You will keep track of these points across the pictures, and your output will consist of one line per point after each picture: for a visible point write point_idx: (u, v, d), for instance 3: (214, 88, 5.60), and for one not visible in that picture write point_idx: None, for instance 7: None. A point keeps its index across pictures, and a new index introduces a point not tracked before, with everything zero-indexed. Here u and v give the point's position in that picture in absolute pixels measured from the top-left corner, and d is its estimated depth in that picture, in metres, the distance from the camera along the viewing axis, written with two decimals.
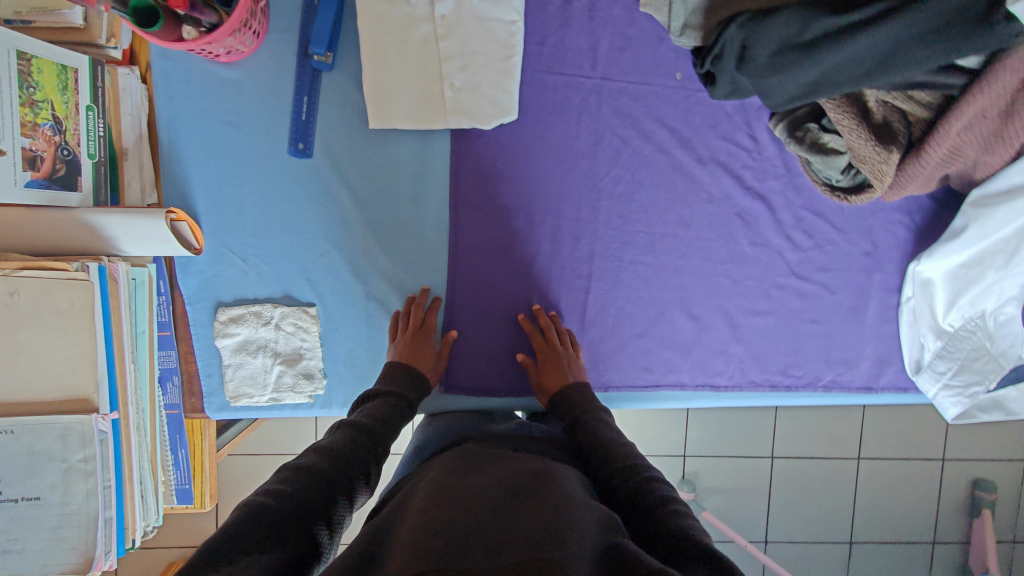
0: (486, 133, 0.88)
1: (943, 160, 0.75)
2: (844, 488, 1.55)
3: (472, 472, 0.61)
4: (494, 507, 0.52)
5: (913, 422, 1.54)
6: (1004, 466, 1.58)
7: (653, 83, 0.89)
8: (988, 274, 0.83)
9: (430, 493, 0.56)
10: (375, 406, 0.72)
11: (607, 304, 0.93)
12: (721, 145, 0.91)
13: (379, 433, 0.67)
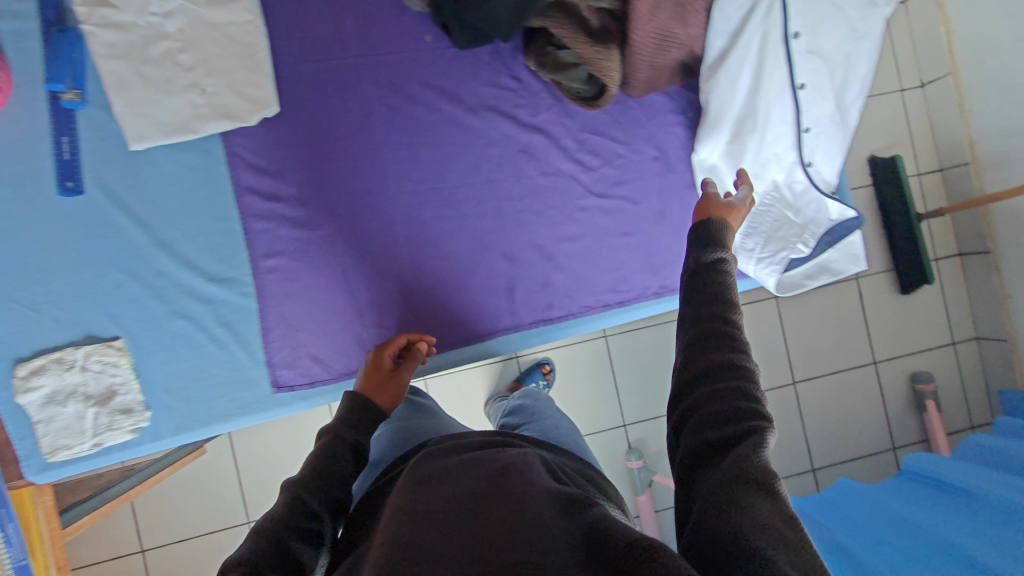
0: (256, 130, 0.90)
1: (657, 44, 0.80)
2: (787, 416, 1.56)
3: (445, 476, 0.53)
4: (473, 522, 0.45)
5: (832, 332, 1.57)
6: (936, 355, 1.60)
7: (407, 51, 0.94)
8: (750, 140, 0.87)
9: (401, 508, 0.49)
10: (329, 449, 0.64)
11: (420, 264, 0.94)
12: (486, 92, 0.96)
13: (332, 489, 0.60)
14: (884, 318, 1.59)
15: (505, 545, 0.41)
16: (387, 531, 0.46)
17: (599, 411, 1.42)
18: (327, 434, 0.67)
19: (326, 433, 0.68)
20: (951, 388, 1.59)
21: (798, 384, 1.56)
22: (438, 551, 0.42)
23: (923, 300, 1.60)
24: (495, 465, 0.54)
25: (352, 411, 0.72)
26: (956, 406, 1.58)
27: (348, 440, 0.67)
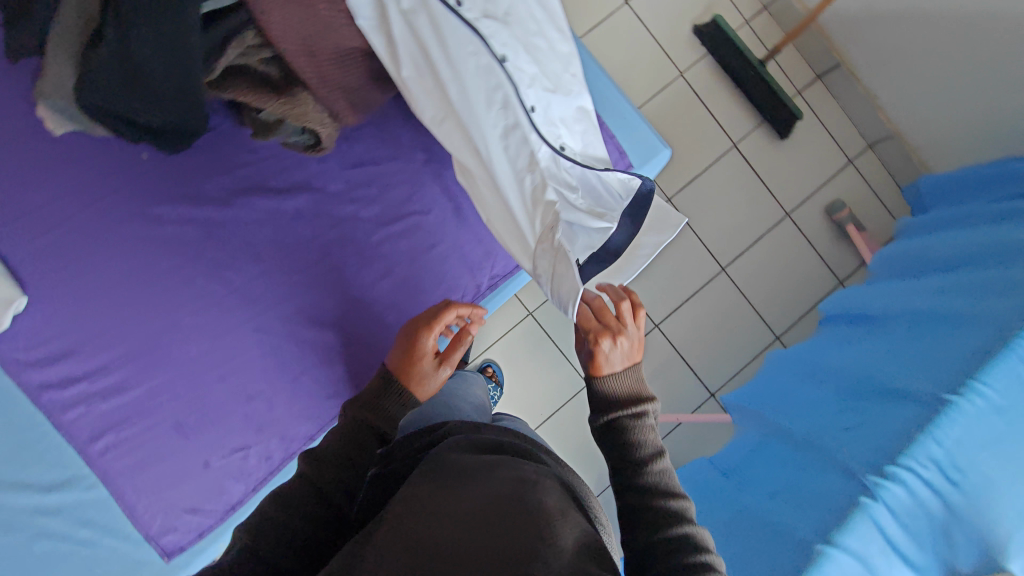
0: (18, 327, 0.86)
1: (338, 66, 0.75)
2: (728, 301, 1.62)
3: (460, 474, 0.50)
4: (495, 524, 0.42)
5: (736, 208, 1.63)
6: (842, 180, 1.66)
7: (133, 175, 0.89)
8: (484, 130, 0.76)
9: (421, 505, 0.46)
10: (350, 432, 0.69)
11: (246, 371, 0.90)
12: (234, 180, 0.93)
13: (350, 472, 0.65)
14: (777, 173, 1.64)
15: (512, 545, 0.40)
16: (404, 528, 0.43)
17: (550, 385, 1.37)
18: (356, 420, 0.71)
19: (354, 413, 0.72)
20: (865, 201, 1.65)
21: (727, 268, 1.62)
22: (452, 554, 0.40)
23: (804, 138, 1.65)
24: (507, 468, 0.51)
25: (379, 396, 0.74)
26: (874, 215, 1.65)
27: (368, 424, 0.71)
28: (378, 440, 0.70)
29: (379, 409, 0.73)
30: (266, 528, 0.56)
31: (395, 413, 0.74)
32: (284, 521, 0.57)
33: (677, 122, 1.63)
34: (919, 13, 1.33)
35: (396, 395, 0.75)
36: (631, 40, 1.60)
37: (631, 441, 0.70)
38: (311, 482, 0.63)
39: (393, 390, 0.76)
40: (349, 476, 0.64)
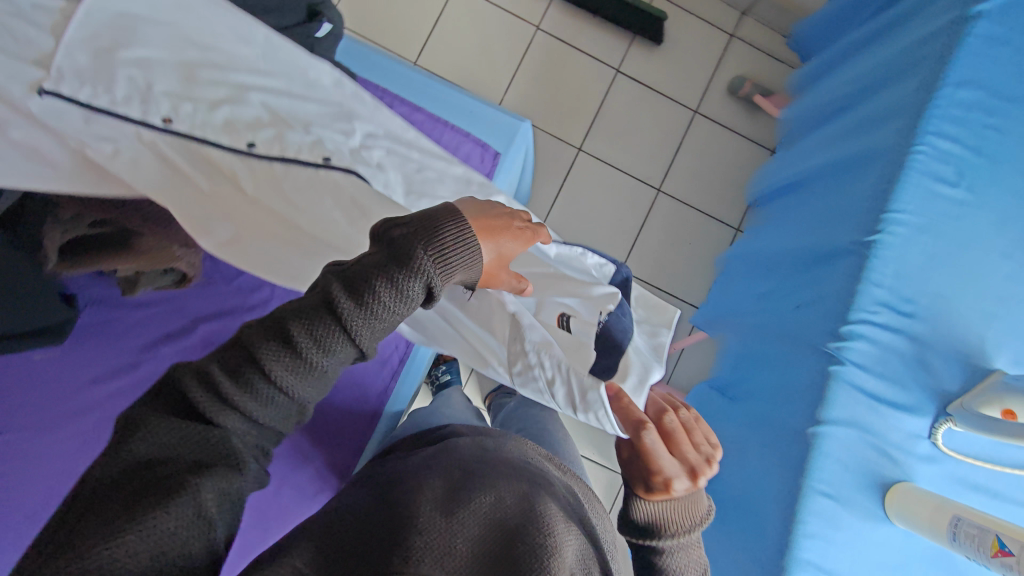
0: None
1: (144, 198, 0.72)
2: (678, 217, 1.69)
3: (481, 473, 0.58)
4: (511, 520, 0.51)
5: (647, 132, 1.72)
6: (729, 61, 1.75)
7: (31, 380, 0.85)
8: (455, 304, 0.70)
9: (431, 496, 0.52)
10: (313, 334, 0.48)
11: None
12: (146, 313, 0.93)
13: (312, 378, 0.48)
14: (668, 81, 1.74)
15: (524, 538, 0.49)
16: (413, 510, 0.49)
17: None
18: (336, 321, 0.49)
19: (330, 304, 0.49)
20: (757, 70, 1.75)
21: (663, 188, 1.70)
22: (457, 549, 0.47)
23: (678, 41, 1.74)
24: (523, 476, 0.60)
25: (361, 289, 0.49)
26: (769, 79, 1.74)
27: (326, 337, 0.48)
28: (357, 352, 0.50)
29: (365, 313, 0.49)
30: (219, 390, 0.46)
31: (387, 322, 0.50)
32: (223, 403, 0.46)
33: (556, 72, 1.73)
34: None
35: (382, 293, 0.49)
36: (484, 19, 1.73)
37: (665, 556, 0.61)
38: (257, 363, 0.47)
39: (387, 289, 0.49)
40: (309, 387, 0.49)
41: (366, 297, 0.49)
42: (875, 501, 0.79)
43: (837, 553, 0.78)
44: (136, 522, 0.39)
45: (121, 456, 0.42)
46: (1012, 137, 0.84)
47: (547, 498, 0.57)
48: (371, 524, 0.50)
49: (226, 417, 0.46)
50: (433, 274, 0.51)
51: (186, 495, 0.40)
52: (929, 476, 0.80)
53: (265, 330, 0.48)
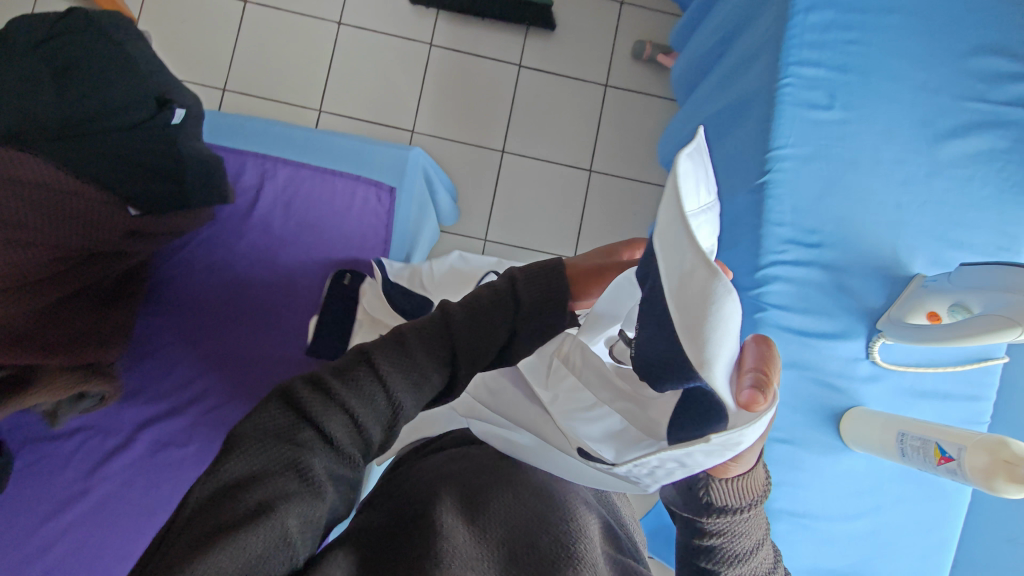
0: None
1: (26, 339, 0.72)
2: (617, 191, 1.70)
3: (495, 474, 0.61)
4: (539, 517, 0.54)
5: (566, 116, 1.72)
6: (627, 27, 1.75)
7: None
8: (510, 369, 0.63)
9: (449, 500, 0.55)
10: (427, 353, 0.52)
11: None
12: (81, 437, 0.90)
13: (412, 397, 0.51)
14: (574, 63, 1.74)
15: (542, 535, 0.52)
16: (436, 515, 0.52)
17: None
18: (450, 335, 0.53)
19: (446, 323, 0.54)
20: (655, 29, 1.75)
21: (595, 167, 1.71)
22: (483, 557, 0.50)
23: (573, 21, 1.74)
24: (543, 471, 0.64)
25: (472, 310, 0.54)
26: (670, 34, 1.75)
27: (439, 354, 0.53)
28: (457, 369, 0.53)
29: (468, 328, 0.53)
30: (326, 398, 0.49)
31: (488, 339, 0.53)
32: (330, 409, 0.48)
33: (461, 82, 1.72)
34: None
35: (492, 310, 0.54)
36: (377, 49, 1.72)
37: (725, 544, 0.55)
38: (369, 373, 0.50)
39: (494, 306, 0.54)
40: (408, 408, 0.51)
41: (476, 313, 0.54)
42: (829, 431, 0.80)
43: (804, 492, 0.79)
44: (246, 534, 0.40)
45: (215, 476, 0.43)
46: (874, 47, 0.84)
47: (575, 492, 0.62)
48: (394, 534, 0.52)
49: (332, 423, 0.48)
50: (534, 299, 0.54)
51: (275, 515, 0.41)
52: (874, 394, 0.81)
53: (380, 345, 0.52)
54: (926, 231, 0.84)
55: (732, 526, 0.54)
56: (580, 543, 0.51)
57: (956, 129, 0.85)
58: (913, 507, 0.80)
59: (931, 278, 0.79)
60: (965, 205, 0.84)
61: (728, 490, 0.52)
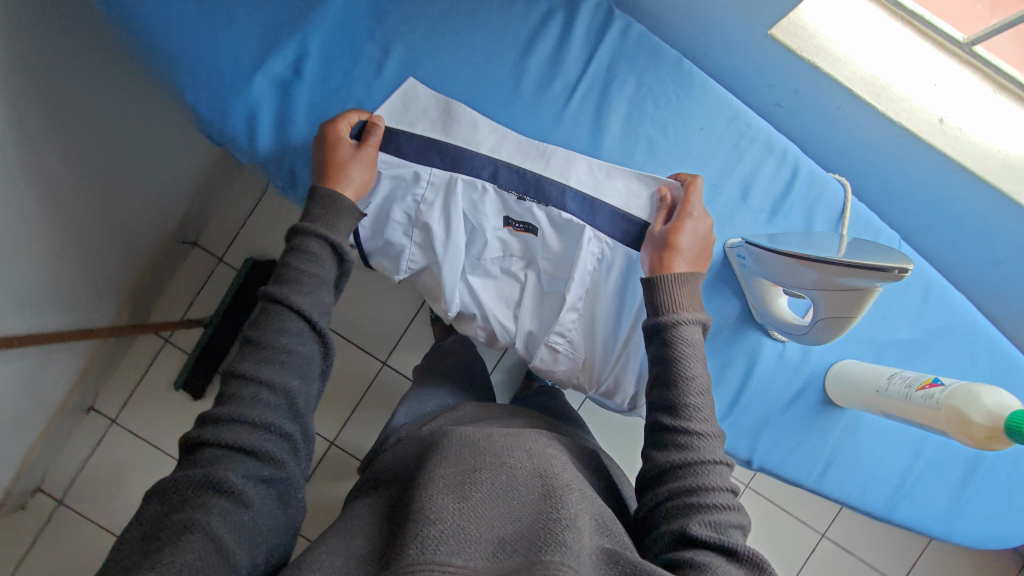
0: None
1: None
2: None
3: (491, 439, 0.58)
4: (530, 504, 0.50)
5: None
6: None
7: None
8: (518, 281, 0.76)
9: (444, 479, 0.51)
10: (259, 342, 0.56)
11: None
12: None
13: (279, 411, 0.54)
14: None
15: (530, 519, 0.49)
16: (422, 501, 0.49)
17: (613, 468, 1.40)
18: (277, 311, 0.57)
19: (273, 306, 0.58)
20: None
21: None
22: (474, 532, 0.47)
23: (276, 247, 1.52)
24: (533, 451, 0.58)
25: (285, 276, 0.59)
26: None
27: (262, 338, 0.56)
28: (289, 363, 0.55)
29: (281, 329, 0.57)
30: (196, 435, 0.51)
31: (295, 326, 0.57)
32: (215, 422, 0.52)
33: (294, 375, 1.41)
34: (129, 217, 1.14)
35: (299, 283, 0.59)
36: None
37: (689, 453, 0.55)
38: (229, 395, 0.54)
39: (295, 270, 0.60)
40: (267, 414, 0.53)
41: (290, 283, 0.59)
42: (840, 409, 0.76)
43: (885, 468, 0.76)
44: (168, 556, 0.41)
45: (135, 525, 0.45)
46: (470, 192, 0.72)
47: (561, 477, 0.55)
48: (394, 518, 0.51)
49: (224, 429, 0.51)
50: (321, 260, 0.61)
51: (196, 530, 0.43)
52: (823, 350, 0.76)
53: (229, 373, 0.55)
54: None
55: (706, 433, 0.56)
56: (569, 531, 0.47)
57: (593, 134, 0.74)
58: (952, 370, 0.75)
59: (739, 252, 0.72)
60: (675, 159, 0.74)
61: (701, 379, 0.60)
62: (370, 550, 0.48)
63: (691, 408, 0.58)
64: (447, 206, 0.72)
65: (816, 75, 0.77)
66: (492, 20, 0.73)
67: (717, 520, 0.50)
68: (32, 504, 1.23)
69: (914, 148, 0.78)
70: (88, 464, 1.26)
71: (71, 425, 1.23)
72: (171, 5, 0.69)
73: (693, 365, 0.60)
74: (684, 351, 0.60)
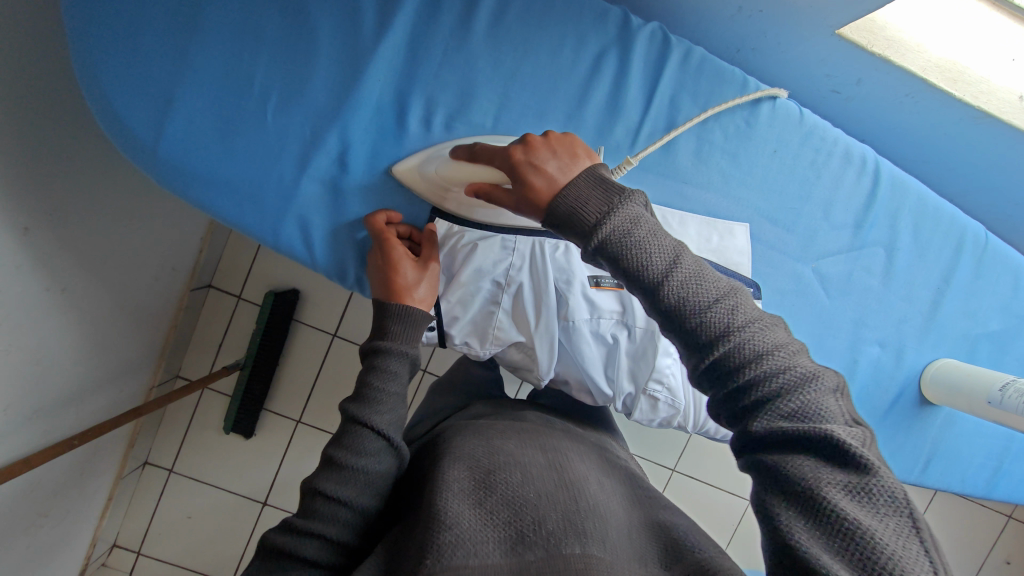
0: None
1: None
2: None
3: (499, 440, 0.55)
4: (542, 493, 0.46)
5: None
6: None
7: None
8: (620, 338, 0.70)
9: (457, 481, 0.47)
10: (337, 461, 0.52)
11: None
12: None
13: (358, 518, 0.51)
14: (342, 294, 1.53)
15: (540, 508, 0.45)
16: (438, 502, 0.45)
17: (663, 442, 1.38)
18: (359, 432, 0.53)
19: (352, 426, 0.54)
20: None
21: None
22: (491, 534, 0.43)
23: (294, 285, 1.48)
24: (546, 449, 0.54)
25: (365, 392, 0.56)
26: None
27: (342, 455, 0.52)
28: (369, 484, 0.52)
29: (360, 450, 0.53)
30: (281, 530, 0.50)
31: (376, 446, 0.53)
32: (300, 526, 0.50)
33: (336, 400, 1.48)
34: (122, 289, 1.10)
35: (377, 403, 0.55)
36: (293, 473, 1.45)
37: (723, 329, 0.40)
38: (313, 495, 0.51)
39: (375, 388, 0.56)
40: (346, 511, 0.50)
41: (372, 402, 0.55)
42: (936, 406, 0.76)
43: (982, 453, 0.78)
44: None
45: None
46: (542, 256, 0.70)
47: (577, 472, 0.52)
48: (408, 530, 0.46)
49: (301, 536, 0.49)
50: (400, 377, 0.57)
51: None
52: (917, 352, 0.75)
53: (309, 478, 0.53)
54: (769, 245, 0.72)
55: (708, 310, 0.40)
56: (588, 520, 0.44)
57: (662, 177, 0.70)
58: None
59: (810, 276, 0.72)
60: (752, 188, 0.71)
61: (663, 243, 0.43)
62: (403, 553, 0.43)
63: (679, 266, 0.42)
64: (536, 269, 0.69)
65: (886, 67, 0.71)
66: (540, 70, 0.67)
67: (825, 479, 0.33)
68: (116, 552, 1.42)
69: (992, 127, 0.73)
70: (152, 514, 1.42)
71: (128, 487, 1.38)
72: (195, 123, 0.62)
73: (650, 250, 0.43)
74: (626, 240, 0.43)
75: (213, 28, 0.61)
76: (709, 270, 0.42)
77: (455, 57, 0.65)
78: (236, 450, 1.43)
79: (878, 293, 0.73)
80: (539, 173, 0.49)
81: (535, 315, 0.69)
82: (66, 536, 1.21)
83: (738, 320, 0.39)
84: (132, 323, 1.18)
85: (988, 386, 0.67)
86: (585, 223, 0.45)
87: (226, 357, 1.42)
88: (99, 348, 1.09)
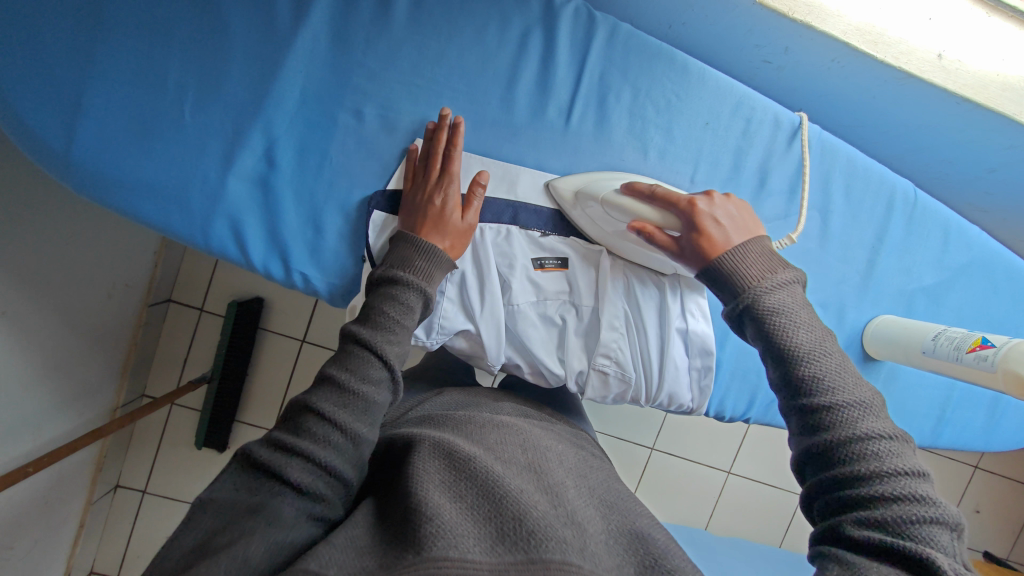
0: None
1: None
2: None
3: (488, 437, 0.54)
4: (525, 491, 0.45)
5: None
6: None
7: None
8: (567, 316, 0.71)
9: (435, 474, 0.46)
10: (340, 381, 0.48)
11: None
12: None
13: (347, 454, 0.46)
14: None
15: (521, 503, 0.44)
16: (417, 496, 0.43)
17: (636, 418, 1.39)
18: (364, 355, 0.50)
19: (357, 349, 0.51)
20: None
21: None
22: (473, 527, 0.42)
23: None
24: (528, 448, 0.53)
25: (372, 317, 0.53)
26: None
27: (343, 378, 0.49)
28: (366, 412, 0.48)
29: (364, 376, 0.49)
30: (268, 441, 0.46)
31: (378, 376, 0.50)
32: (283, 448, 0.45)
33: None
34: (70, 310, 1.07)
35: (389, 332, 0.52)
36: None
37: (844, 427, 0.40)
38: (308, 415, 0.47)
39: (388, 316, 0.53)
40: (341, 441, 0.46)
41: (382, 329, 0.52)
42: (879, 361, 0.78)
43: (926, 404, 0.81)
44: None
45: (181, 536, 0.40)
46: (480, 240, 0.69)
47: (554, 473, 0.51)
48: (383, 520, 0.44)
49: (287, 455, 0.44)
50: (413, 312, 0.55)
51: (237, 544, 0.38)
52: (858, 311, 0.76)
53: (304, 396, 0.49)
54: None
55: (838, 406, 0.41)
56: (568, 527, 0.43)
57: (596, 155, 0.71)
58: (968, 298, 0.79)
59: None
60: (687, 160, 0.72)
61: (811, 331, 0.45)
62: (381, 541, 0.42)
63: (819, 364, 0.44)
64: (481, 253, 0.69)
65: (810, 32, 0.71)
66: (466, 54, 0.66)
67: None
68: None
69: (916, 88, 0.74)
70: (128, 538, 1.39)
71: (100, 513, 1.35)
72: (110, 128, 0.60)
73: (795, 330, 0.45)
74: (775, 313, 0.46)
75: (123, 31, 0.59)
76: (850, 372, 0.43)
77: (377, 44, 0.64)
78: (209, 466, 1.40)
79: (817, 256, 0.75)
80: (718, 228, 0.55)
81: (479, 299, 0.68)
82: (35, 568, 1.18)
83: (865, 426, 0.40)
84: (85, 344, 1.15)
85: (922, 337, 0.69)
86: (741, 288, 0.49)
87: (192, 371, 1.39)
88: (49, 371, 1.06)
